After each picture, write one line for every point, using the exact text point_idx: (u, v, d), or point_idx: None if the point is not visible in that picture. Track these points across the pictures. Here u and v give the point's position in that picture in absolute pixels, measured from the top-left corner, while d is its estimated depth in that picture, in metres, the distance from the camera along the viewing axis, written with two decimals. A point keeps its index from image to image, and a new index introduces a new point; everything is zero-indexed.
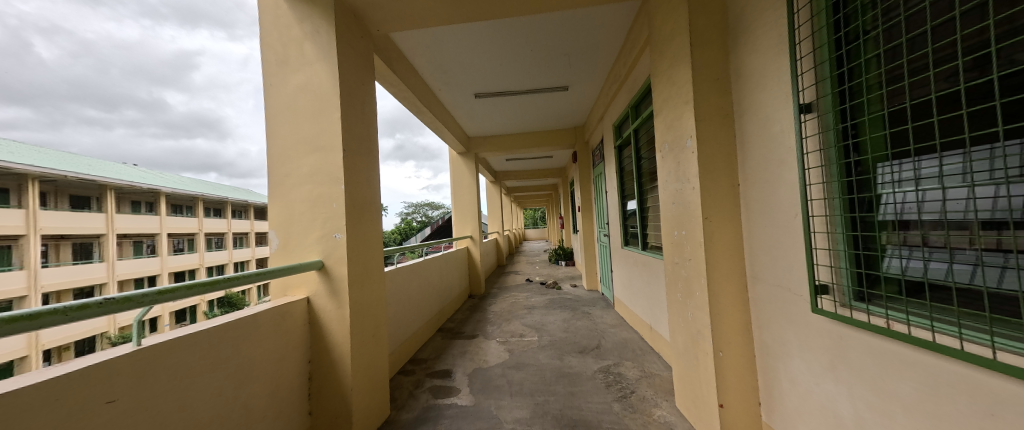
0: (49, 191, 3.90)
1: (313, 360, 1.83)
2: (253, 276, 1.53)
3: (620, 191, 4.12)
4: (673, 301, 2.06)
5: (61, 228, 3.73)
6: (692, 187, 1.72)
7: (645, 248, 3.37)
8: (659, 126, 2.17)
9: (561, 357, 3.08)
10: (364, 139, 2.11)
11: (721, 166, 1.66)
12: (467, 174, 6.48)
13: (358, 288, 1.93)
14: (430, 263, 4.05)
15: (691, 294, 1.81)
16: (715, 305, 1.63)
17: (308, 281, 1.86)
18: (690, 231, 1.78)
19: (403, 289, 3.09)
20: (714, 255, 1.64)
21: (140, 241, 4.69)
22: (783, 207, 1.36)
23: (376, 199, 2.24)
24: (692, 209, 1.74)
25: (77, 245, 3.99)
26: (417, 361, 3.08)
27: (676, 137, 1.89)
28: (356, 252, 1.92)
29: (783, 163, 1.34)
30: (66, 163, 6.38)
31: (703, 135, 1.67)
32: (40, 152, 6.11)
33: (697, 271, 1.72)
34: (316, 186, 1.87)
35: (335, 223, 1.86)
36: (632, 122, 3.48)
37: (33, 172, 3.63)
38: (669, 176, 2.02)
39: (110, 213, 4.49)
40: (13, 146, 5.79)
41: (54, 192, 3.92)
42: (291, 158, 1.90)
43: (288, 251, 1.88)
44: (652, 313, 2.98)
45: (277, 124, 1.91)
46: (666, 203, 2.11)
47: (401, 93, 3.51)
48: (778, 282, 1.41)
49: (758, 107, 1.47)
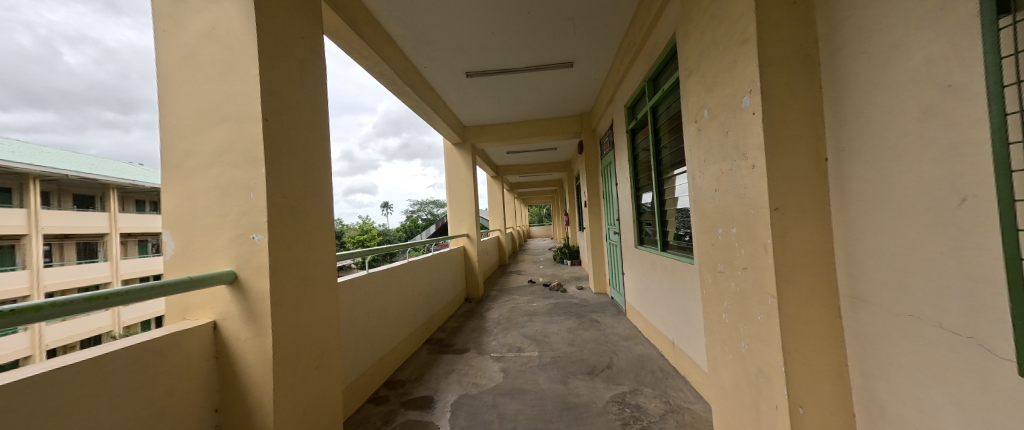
0: (52, 191, 3.90)
1: (224, 405, 1.37)
2: (78, 303, 0.94)
3: (633, 182, 3.58)
4: (714, 324, 1.54)
5: (67, 228, 3.70)
6: (753, 165, 1.19)
7: (664, 249, 2.82)
8: (693, 88, 1.62)
9: (565, 380, 2.55)
10: (301, 109, 1.60)
11: (801, 130, 1.12)
12: (462, 168, 5.95)
13: (285, 308, 1.44)
14: (415, 266, 3.57)
15: (746, 316, 1.28)
16: (791, 338, 1.10)
17: (218, 300, 1.39)
18: (747, 230, 1.24)
19: (374, 298, 2.60)
20: (788, 264, 1.11)
21: (145, 239, 4.32)
22: (930, 189, 0.82)
23: (325, 189, 1.74)
24: (750, 198, 1.21)
25: (82, 244, 3.84)
26: (393, 385, 2.60)
27: (724, 98, 1.35)
28: (283, 258, 1.43)
29: (936, 109, 0.80)
30: (69, 163, 6.09)
31: (772, 88, 1.13)
32: (42, 151, 5.91)
33: (759, 288, 1.20)
34: (225, 170, 1.38)
35: (253, 218, 1.37)
36: (648, 99, 2.93)
37: (34, 172, 3.80)
38: (711, 153, 1.48)
39: (114, 212, 4.25)
40: (16, 145, 5.66)
41: (56, 191, 3.90)
42: (192, 132, 1.41)
43: (188, 258, 1.40)
44: (678, 329, 2.44)
45: (173, 85, 1.42)
46: (705, 191, 1.57)
47: (375, 68, 3.01)
48: (917, 310, 0.87)
49: (880, 28, 0.92)
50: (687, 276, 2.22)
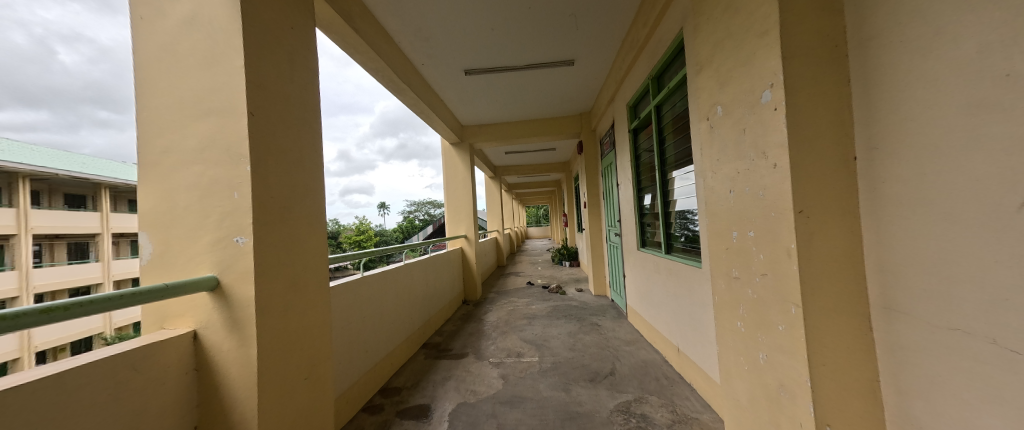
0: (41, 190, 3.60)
1: (204, 421, 1.27)
2: (32, 315, 0.84)
3: (635, 183, 3.50)
4: (728, 333, 1.46)
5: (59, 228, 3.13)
6: (774, 165, 1.11)
7: (668, 252, 2.74)
8: (704, 84, 1.54)
9: (566, 388, 2.46)
10: (291, 104, 1.51)
11: (828, 127, 1.04)
12: (460, 168, 5.84)
13: (272, 316, 1.34)
14: (411, 269, 3.46)
15: (766, 325, 1.20)
16: (817, 351, 1.02)
17: (198, 307, 1.28)
18: (767, 234, 1.16)
19: (369, 303, 2.50)
20: (814, 270, 1.04)
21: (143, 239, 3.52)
22: (981, 190, 0.75)
23: (316, 189, 1.64)
24: (771, 200, 1.13)
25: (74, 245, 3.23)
26: (389, 393, 2.50)
27: (740, 93, 1.27)
28: (269, 262, 1.33)
29: (991, 103, 0.72)
30: (63, 163, 5.87)
31: (797, 81, 1.05)
32: (34, 150, 5.71)
33: (782, 296, 1.11)
34: (206, 168, 1.28)
35: (236, 220, 1.27)
36: (652, 97, 2.85)
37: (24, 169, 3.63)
38: (725, 152, 1.39)
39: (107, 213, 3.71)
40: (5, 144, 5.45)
41: (47, 190, 3.60)
42: (170, 127, 1.31)
43: (165, 264, 1.30)
44: (684, 335, 2.37)
45: (151, 76, 1.32)
46: (718, 192, 1.49)
47: (370, 64, 2.91)
48: (964, 323, 0.79)
49: (919, 14, 0.84)
50: (694, 280, 2.15)
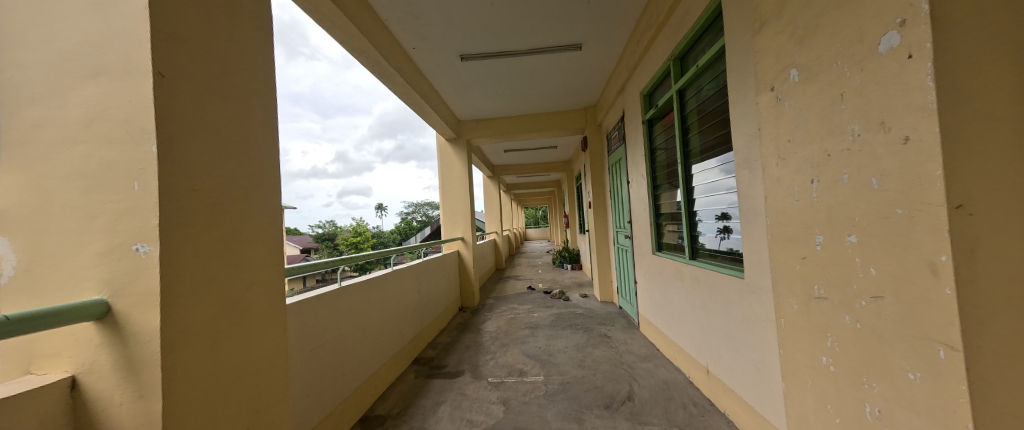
0: None
1: None
2: None
3: (650, 179, 3.15)
4: (806, 370, 1.11)
5: None
6: (903, 138, 0.77)
7: (692, 257, 2.37)
8: (769, 44, 1.19)
9: (579, 418, 2.10)
10: (230, 70, 1.13)
11: (994, 85, 0.70)
12: (457, 165, 5.45)
13: (198, 353, 0.97)
14: (401, 275, 3.09)
15: (890, 369, 0.84)
16: (990, 418, 0.68)
17: (77, 344, 0.87)
18: (888, 240, 0.82)
19: (346, 319, 2.12)
20: (980, 295, 0.70)
21: None
22: None
23: (268, 182, 1.28)
24: (897, 192, 0.79)
25: None
26: (371, 424, 2.13)
27: (836, 46, 0.92)
28: (189, 279, 0.95)
29: None
30: None
31: (958, 13, 0.70)
32: None
33: (918, 329, 0.77)
34: (89, 143, 0.88)
35: (135, 220, 0.88)
36: (673, 81, 2.49)
37: None
38: (810, 127, 1.03)
39: None
40: None
41: None
42: (36, 88, 0.89)
43: (28, 288, 0.88)
44: (719, 354, 2.02)
45: (9, 13, 0.90)
46: (792, 182, 1.13)
47: (352, 43, 2.54)
48: None
49: None
50: (734, 292, 1.81)
